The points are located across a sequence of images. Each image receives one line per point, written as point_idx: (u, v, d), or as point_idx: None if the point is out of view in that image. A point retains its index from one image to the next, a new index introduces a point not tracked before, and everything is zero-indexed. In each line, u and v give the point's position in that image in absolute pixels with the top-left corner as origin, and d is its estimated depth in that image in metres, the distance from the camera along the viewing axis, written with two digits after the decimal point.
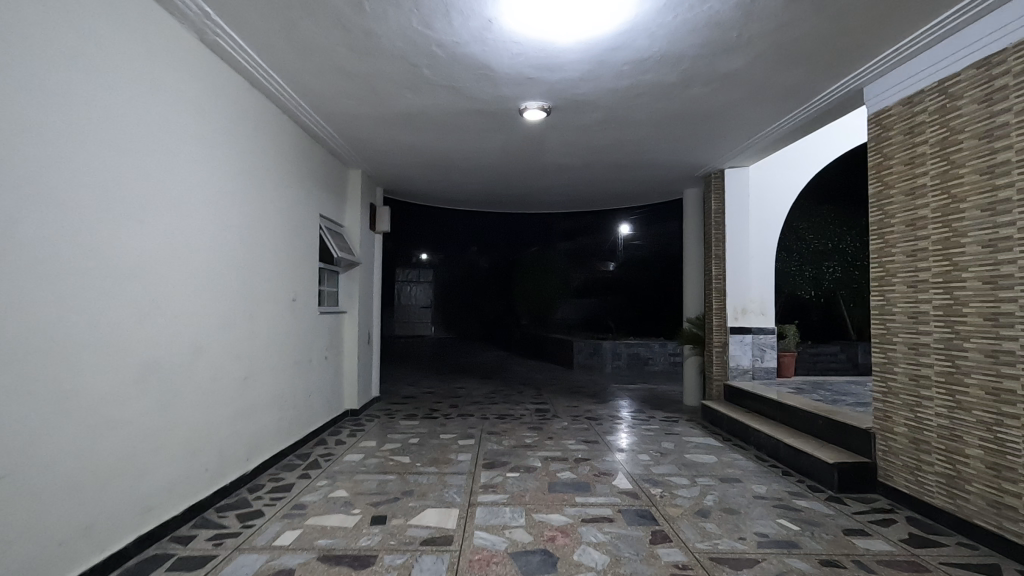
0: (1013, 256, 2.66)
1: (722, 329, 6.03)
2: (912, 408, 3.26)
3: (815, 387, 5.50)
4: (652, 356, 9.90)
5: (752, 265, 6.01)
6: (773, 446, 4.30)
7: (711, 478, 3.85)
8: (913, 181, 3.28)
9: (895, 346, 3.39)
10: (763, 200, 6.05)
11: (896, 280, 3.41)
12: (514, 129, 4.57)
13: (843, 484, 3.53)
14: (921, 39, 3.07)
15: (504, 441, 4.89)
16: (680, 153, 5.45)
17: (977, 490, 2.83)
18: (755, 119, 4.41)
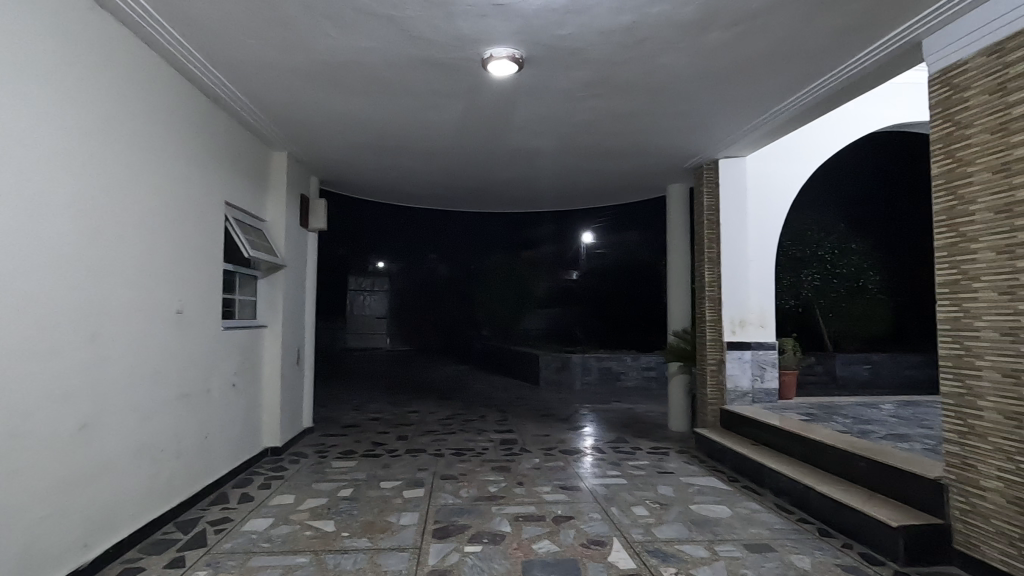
0: None
1: (718, 345, 5.21)
2: (1011, 458, 2.42)
3: (828, 413, 4.70)
4: (625, 371, 9.05)
5: (750, 270, 5.19)
6: (801, 495, 3.43)
7: (734, 546, 2.93)
8: (1007, 153, 2.46)
9: (979, 374, 2.57)
10: (762, 195, 5.23)
11: (980, 285, 2.58)
12: (475, 92, 3.60)
13: (911, 555, 2.68)
14: None
15: (462, 491, 3.84)
16: (672, 137, 4.58)
17: None
18: (771, 87, 3.57)
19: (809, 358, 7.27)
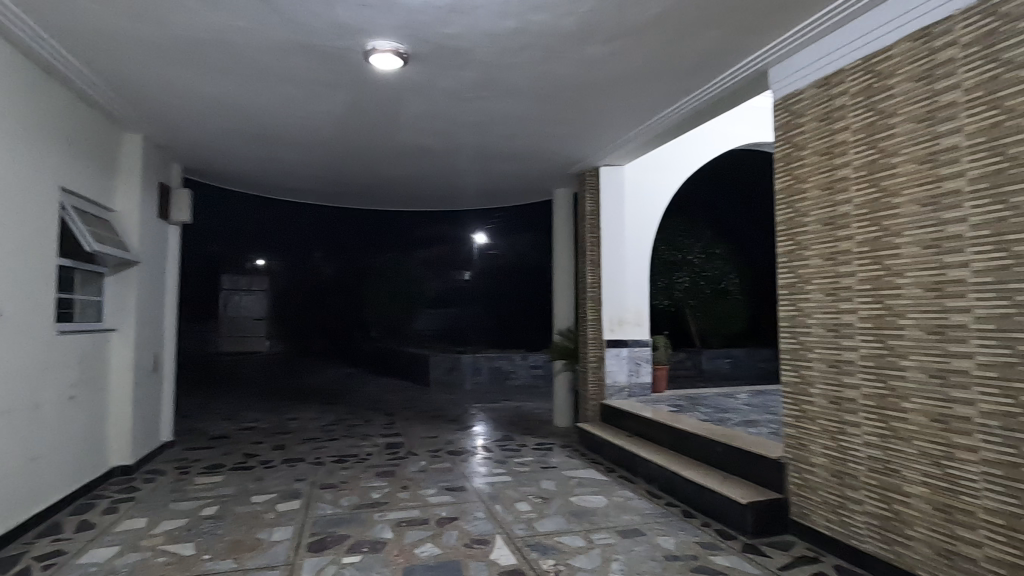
0: (966, 258, 2.20)
1: (598, 343, 5.49)
2: (834, 436, 2.80)
3: (694, 404, 5.14)
4: (514, 370, 9.23)
5: (628, 272, 5.52)
6: (668, 480, 3.71)
7: (609, 534, 3.09)
8: (832, 173, 2.83)
9: (811, 364, 2.95)
10: (639, 203, 5.60)
11: (811, 287, 2.96)
12: (358, 84, 3.46)
13: (757, 528, 3.00)
14: (849, 4, 2.60)
15: (342, 499, 3.68)
16: (557, 143, 4.74)
17: (920, 536, 2.36)
18: (644, 102, 3.82)
19: (679, 353, 7.93)
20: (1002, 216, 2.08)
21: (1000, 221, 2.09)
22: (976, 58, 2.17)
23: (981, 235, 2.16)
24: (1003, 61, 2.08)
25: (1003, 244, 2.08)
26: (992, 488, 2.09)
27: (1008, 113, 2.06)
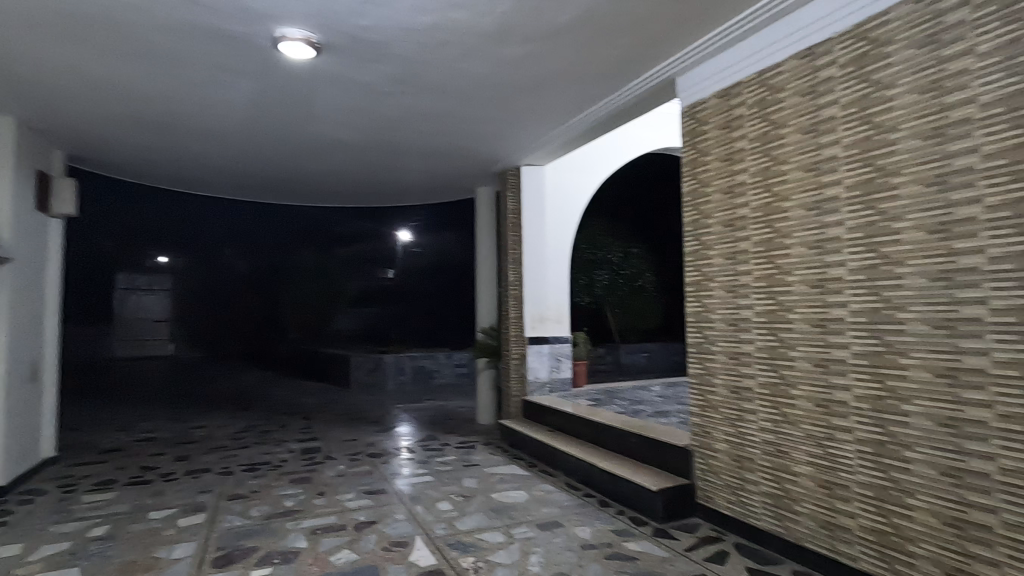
0: (843, 258, 2.43)
1: (520, 340, 5.56)
2: (733, 423, 3.00)
3: (611, 397, 5.32)
4: (438, 369, 9.14)
5: (549, 270, 5.63)
6: (586, 472, 3.83)
7: (528, 528, 3.14)
8: (732, 178, 3.02)
9: (714, 356, 3.15)
10: (558, 202, 5.72)
11: (715, 284, 3.15)
12: (267, 72, 3.29)
13: (666, 513, 3.16)
14: (746, 21, 2.78)
15: (252, 510, 3.49)
16: (478, 141, 4.75)
17: (806, 511, 2.59)
18: (562, 103, 3.91)
19: (600, 349, 8.19)
20: (873, 220, 2.31)
21: (871, 225, 2.32)
22: (852, 77, 2.39)
23: (856, 238, 2.38)
24: (873, 81, 2.30)
25: (873, 247, 2.31)
26: (865, 464, 2.33)
27: (876, 128, 2.29)
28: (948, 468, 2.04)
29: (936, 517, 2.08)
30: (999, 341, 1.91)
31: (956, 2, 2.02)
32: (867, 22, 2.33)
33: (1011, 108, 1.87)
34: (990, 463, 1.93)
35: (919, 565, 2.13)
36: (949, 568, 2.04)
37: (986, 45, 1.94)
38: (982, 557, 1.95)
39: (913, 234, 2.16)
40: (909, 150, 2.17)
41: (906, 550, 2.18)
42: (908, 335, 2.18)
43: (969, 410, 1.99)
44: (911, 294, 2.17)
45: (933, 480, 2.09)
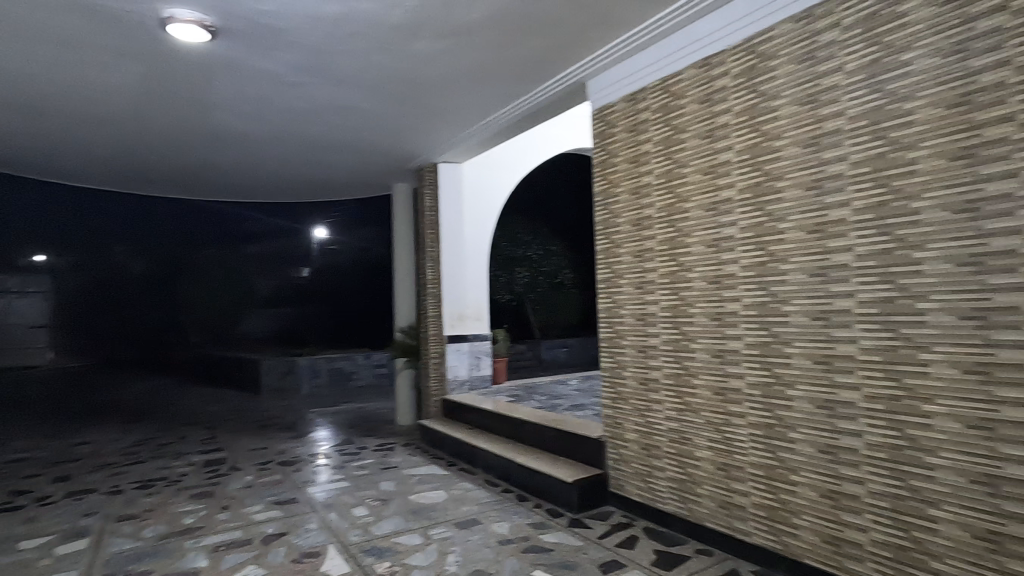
0: (737, 256, 2.61)
1: (439, 339, 5.51)
2: (642, 413, 3.15)
3: (530, 393, 5.41)
4: (356, 371, 8.84)
5: (467, 268, 5.62)
6: (505, 468, 3.87)
7: (446, 528, 3.13)
8: (638, 179, 3.16)
9: (624, 350, 3.28)
10: (477, 199, 5.72)
11: (624, 281, 3.28)
12: (155, 56, 3.03)
13: (581, 503, 3.26)
14: (649, 30, 2.91)
15: (144, 531, 3.21)
16: (392, 136, 4.64)
17: (706, 492, 2.76)
18: (477, 101, 3.90)
19: (521, 345, 8.28)
20: (762, 221, 2.50)
21: (760, 226, 2.51)
22: (743, 88, 2.56)
23: (747, 237, 2.57)
24: (761, 92, 2.48)
25: (762, 245, 2.50)
26: (757, 446, 2.52)
27: (764, 136, 2.48)
28: (825, 445, 2.26)
29: (815, 491, 2.29)
30: (865, 329, 2.13)
31: (828, 24, 2.23)
32: (755, 38, 2.51)
33: (873, 122, 2.09)
34: (858, 439, 2.15)
35: (801, 535, 2.34)
36: (827, 536, 2.25)
37: (853, 64, 2.15)
38: (853, 524, 2.17)
39: (795, 234, 2.36)
40: (791, 157, 2.37)
41: (791, 523, 2.38)
42: (791, 326, 2.39)
43: (842, 392, 2.21)
44: (794, 288, 2.37)
45: (813, 457, 2.30)
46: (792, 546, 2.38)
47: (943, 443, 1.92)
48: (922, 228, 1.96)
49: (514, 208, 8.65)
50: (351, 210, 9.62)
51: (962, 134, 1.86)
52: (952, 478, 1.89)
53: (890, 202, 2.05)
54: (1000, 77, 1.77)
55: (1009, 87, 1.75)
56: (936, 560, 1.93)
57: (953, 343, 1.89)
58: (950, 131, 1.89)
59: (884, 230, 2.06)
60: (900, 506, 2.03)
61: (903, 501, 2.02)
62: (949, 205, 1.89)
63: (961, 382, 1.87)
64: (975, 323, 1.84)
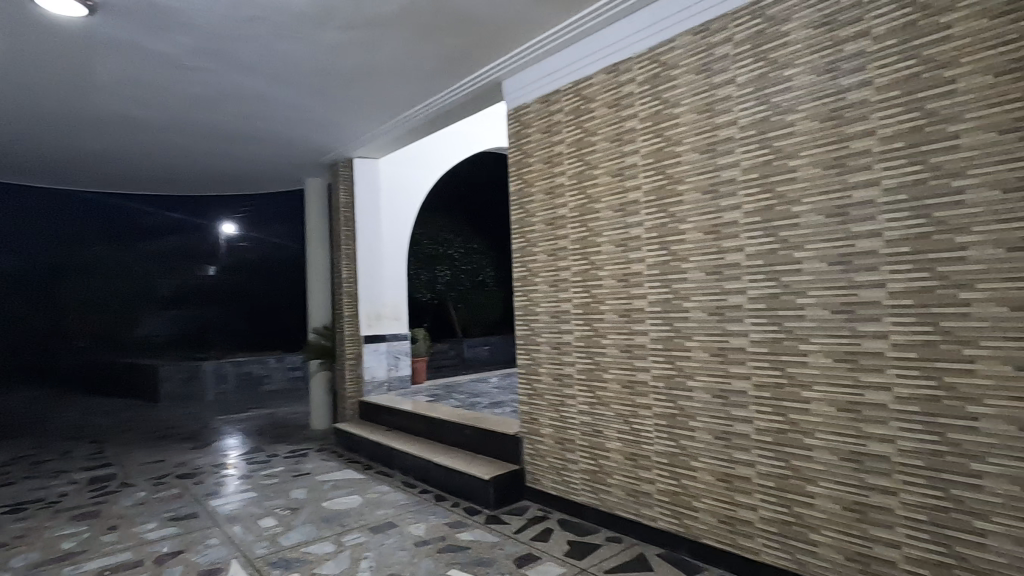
0: (643, 255, 2.74)
1: (355, 339, 5.35)
2: (556, 408, 3.22)
3: (449, 392, 5.38)
4: (268, 375, 8.38)
5: (384, 266, 5.49)
6: (422, 469, 3.82)
7: (360, 533, 3.05)
8: (552, 180, 3.23)
9: (539, 347, 3.34)
10: (395, 195, 5.61)
11: (539, 279, 3.34)
12: (26, 29, 2.72)
13: (498, 499, 3.28)
14: (560, 35, 2.97)
15: (12, 561, 2.87)
16: (304, 129, 4.44)
17: (617, 482, 2.88)
18: (392, 97, 3.82)
19: (443, 344, 8.20)
20: (665, 222, 2.63)
21: (663, 226, 2.65)
22: (648, 95, 2.69)
23: (652, 237, 2.70)
24: (664, 99, 2.61)
25: (666, 245, 2.63)
26: (661, 435, 2.66)
27: (667, 141, 2.61)
28: (721, 431, 2.42)
29: (713, 475, 2.45)
30: (754, 323, 2.31)
31: (722, 38, 2.38)
32: (658, 47, 2.64)
33: (761, 131, 2.26)
34: (749, 425, 2.32)
35: (701, 517, 2.50)
36: (723, 516, 2.42)
37: (743, 77, 2.31)
38: (745, 504, 2.34)
39: (695, 234, 2.51)
40: (691, 161, 2.51)
41: (691, 506, 2.54)
42: (691, 321, 2.53)
43: (735, 382, 2.37)
44: (694, 286, 2.52)
45: (710, 443, 2.46)
46: (692, 527, 2.53)
47: (819, 425, 2.11)
48: (802, 230, 2.15)
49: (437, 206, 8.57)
50: (264, 208, 8.88)
51: (834, 145, 2.05)
52: (827, 457, 2.09)
53: (776, 206, 2.23)
54: (864, 95, 1.97)
55: (872, 105, 1.95)
56: (813, 532, 2.13)
57: (827, 334, 2.09)
58: (824, 142, 2.08)
59: (770, 231, 2.24)
60: (784, 485, 2.21)
61: (786, 480, 2.20)
62: (824, 210, 2.08)
63: (834, 369, 2.07)
64: (844, 316, 2.04)
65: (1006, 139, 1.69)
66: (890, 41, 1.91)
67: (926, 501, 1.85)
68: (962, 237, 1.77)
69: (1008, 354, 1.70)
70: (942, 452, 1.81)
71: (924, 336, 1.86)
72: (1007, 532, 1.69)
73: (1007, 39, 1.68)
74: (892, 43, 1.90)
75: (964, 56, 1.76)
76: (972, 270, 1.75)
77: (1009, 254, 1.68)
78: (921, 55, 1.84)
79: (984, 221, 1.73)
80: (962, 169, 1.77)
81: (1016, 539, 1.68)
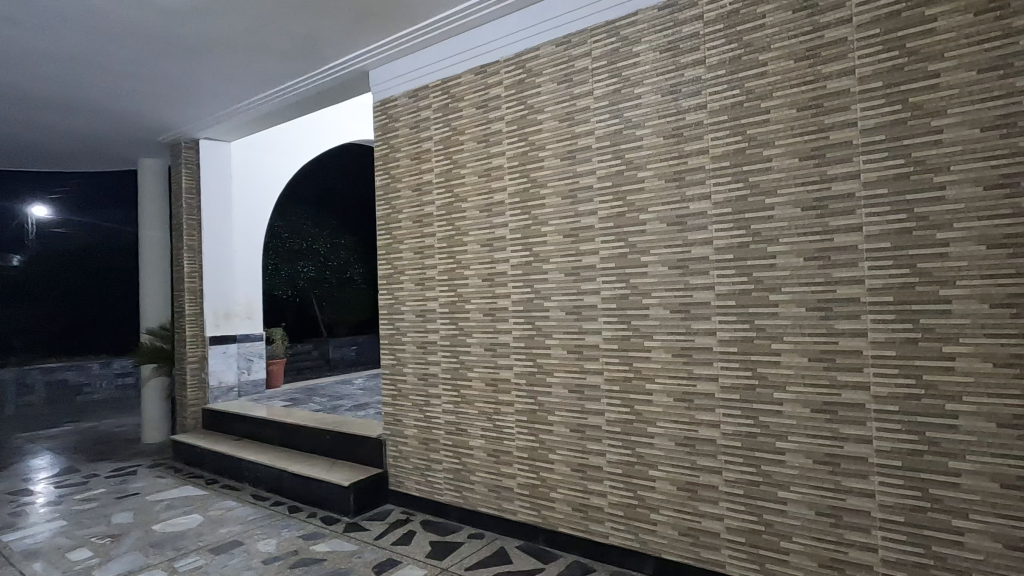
0: (507, 255, 2.80)
1: (198, 341, 4.81)
2: (421, 408, 3.18)
3: (309, 396, 5.06)
4: (90, 383, 7.23)
5: (235, 261, 5.01)
6: (275, 480, 3.55)
7: (199, 556, 2.74)
8: (419, 176, 3.17)
9: (404, 347, 3.27)
10: (249, 183, 5.15)
11: (404, 278, 3.27)
12: None
13: (359, 506, 3.15)
14: (427, 30, 2.93)
15: None
16: (136, 101, 3.89)
17: (480, 478, 2.91)
18: (245, 75, 3.50)
19: (305, 345, 7.69)
20: (528, 224, 2.72)
21: (526, 229, 2.73)
22: (513, 99, 2.75)
23: (516, 238, 2.77)
24: (528, 105, 2.69)
25: (529, 247, 2.72)
26: (522, 430, 2.74)
27: (531, 146, 2.69)
28: (576, 424, 2.56)
29: (568, 466, 2.58)
30: (607, 322, 2.47)
31: (582, 52, 2.51)
32: (524, 54, 2.71)
33: (614, 143, 2.43)
34: (601, 417, 2.48)
35: (557, 507, 2.62)
36: (577, 504, 2.55)
37: (600, 90, 2.46)
38: (597, 491, 2.49)
39: (555, 237, 2.62)
40: (553, 166, 2.62)
41: (549, 497, 2.64)
42: (551, 320, 2.64)
43: (589, 377, 2.52)
44: (553, 286, 2.63)
45: (567, 436, 2.59)
46: (549, 517, 2.64)
47: (660, 414, 2.32)
48: (648, 236, 2.34)
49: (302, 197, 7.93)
50: (91, 188, 7.32)
51: (674, 161, 2.26)
52: (666, 443, 2.30)
53: (626, 214, 2.40)
54: (700, 117, 2.20)
55: (705, 126, 2.19)
56: (654, 512, 2.33)
57: (668, 332, 2.30)
58: (667, 158, 2.28)
59: (621, 237, 2.41)
60: (630, 471, 2.39)
61: (632, 466, 2.39)
62: (666, 218, 2.29)
63: (673, 363, 2.29)
64: (682, 315, 2.26)
65: (806, 165, 1.98)
66: (721, 71, 2.15)
67: (743, 477, 2.11)
68: (773, 247, 2.05)
69: (805, 347, 1.99)
70: (756, 434, 2.08)
71: (743, 333, 2.12)
72: (802, 499, 1.99)
73: (808, 80, 1.97)
74: (722, 74, 2.14)
75: (776, 90, 2.03)
76: (780, 275, 2.03)
77: (807, 263, 1.98)
78: (744, 86, 2.10)
79: (789, 234, 2.01)
80: (773, 188, 2.04)
81: (809, 504, 1.98)
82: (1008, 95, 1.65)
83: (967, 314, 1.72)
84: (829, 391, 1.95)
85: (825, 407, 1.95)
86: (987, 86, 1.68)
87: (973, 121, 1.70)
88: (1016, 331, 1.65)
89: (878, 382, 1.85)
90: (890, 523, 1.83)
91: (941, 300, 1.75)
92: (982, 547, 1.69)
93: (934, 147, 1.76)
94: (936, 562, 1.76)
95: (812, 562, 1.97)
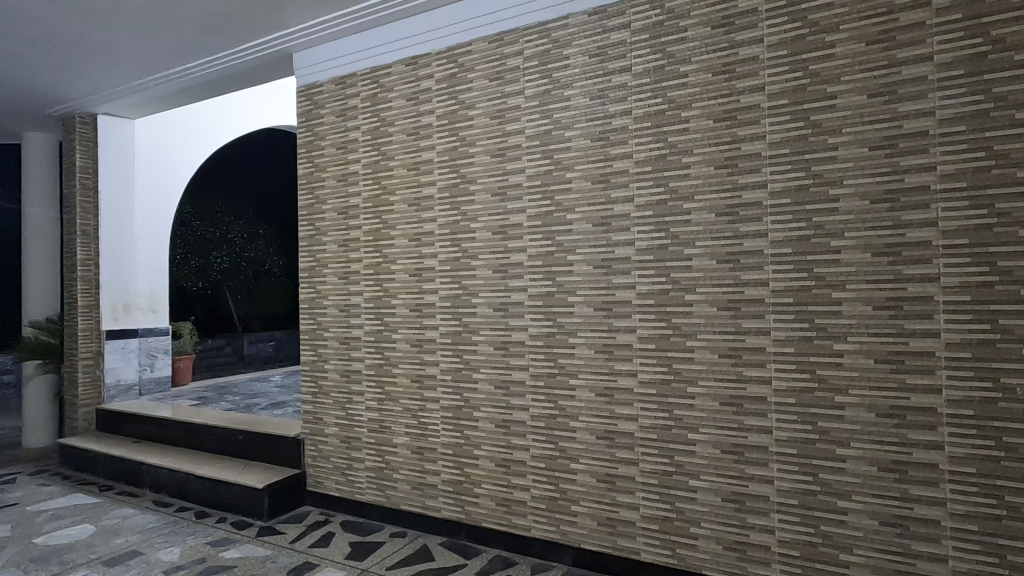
0: (435, 251, 2.77)
1: (92, 335, 4.39)
2: (343, 406, 3.08)
3: (221, 394, 4.78)
4: None
5: (136, 249, 4.62)
6: (181, 484, 3.31)
7: (89, 571, 2.51)
8: (345, 167, 3.07)
9: (326, 343, 3.15)
10: (154, 166, 4.76)
11: (328, 271, 3.15)
12: None
13: (273, 509, 3.01)
14: (355, 17, 2.83)
15: None
16: (20, 66, 3.47)
17: (403, 476, 2.87)
18: (151, 47, 3.22)
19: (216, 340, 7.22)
20: (457, 220, 2.70)
21: (456, 224, 2.71)
22: (445, 93, 2.72)
23: (444, 234, 2.75)
24: (460, 100, 2.68)
25: (458, 243, 2.70)
26: (448, 427, 2.73)
27: (461, 141, 2.68)
28: (501, 420, 2.58)
29: (493, 461, 2.60)
30: (533, 319, 2.51)
31: (514, 50, 2.53)
32: (455, 49, 2.70)
33: (544, 143, 2.47)
34: (525, 413, 2.52)
35: (480, 502, 2.63)
36: (500, 499, 2.58)
37: (530, 90, 2.49)
38: (520, 485, 2.53)
39: (484, 234, 2.63)
40: (483, 163, 2.62)
41: (473, 492, 2.65)
42: (478, 316, 2.65)
43: (515, 373, 2.55)
44: (481, 283, 2.64)
45: (492, 432, 2.60)
46: (473, 513, 2.65)
47: (582, 409, 2.39)
48: (574, 236, 2.40)
49: (216, 184, 7.40)
50: None
51: (601, 163, 2.33)
52: (587, 436, 2.37)
53: (554, 213, 2.45)
54: (625, 122, 2.28)
55: (630, 132, 2.27)
56: (576, 503, 2.39)
57: (590, 329, 2.37)
58: (595, 160, 2.35)
59: (549, 236, 2.46)
60: (552, 464, 2.45)
61: (554, 460, 2.44)
62: (592, 219, 2.36)
63: (596, 360, 2.36)
64: (604, 313, 2.34)
65: (720, 174, 2.11)
66: (646, 79, 2.24)
67: (657, 468, 2.22)
68: (689, 250, 2.16)
69: (716, 345, 2.12)
70: (670, 426, 2.20)
71: (660, 331, 2.23)
72: (710, 486, 2.12)
73: (723, 93, 2.10)
74: (647, 81, 2.23)
75: (694, 101, 2.15)
76: (695, 276, 2.15)
77: (719, 265, 2.11)
78: (666, 95, 2.20)
79: (704, 238, 2.14)
80: (691, 194, 2.16)
81: (715, 491, 2.11)
82: (892, 119, 1.84)
83: (854, 315, 1.89)
84: (735, 384, 2.08)
85: (732, 399, 2.09)
86: (875, 110, 1.86)
87: (862, 141, 1.88)
88: (893, 331, 1.84)
89: (779, 376, 2.01)
90: (786, 505, 1.99)
91: (833, 302, 1.93)
92: (861, 525, 1.87)
93: (829, 162, 1.93)
94: (822, 539, 1.93)
95: (717, 545, 2.10)
